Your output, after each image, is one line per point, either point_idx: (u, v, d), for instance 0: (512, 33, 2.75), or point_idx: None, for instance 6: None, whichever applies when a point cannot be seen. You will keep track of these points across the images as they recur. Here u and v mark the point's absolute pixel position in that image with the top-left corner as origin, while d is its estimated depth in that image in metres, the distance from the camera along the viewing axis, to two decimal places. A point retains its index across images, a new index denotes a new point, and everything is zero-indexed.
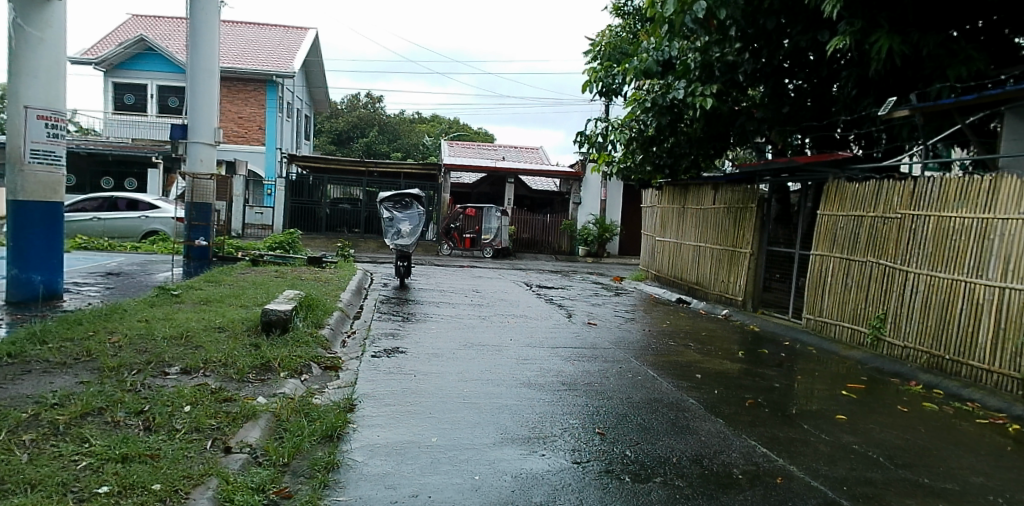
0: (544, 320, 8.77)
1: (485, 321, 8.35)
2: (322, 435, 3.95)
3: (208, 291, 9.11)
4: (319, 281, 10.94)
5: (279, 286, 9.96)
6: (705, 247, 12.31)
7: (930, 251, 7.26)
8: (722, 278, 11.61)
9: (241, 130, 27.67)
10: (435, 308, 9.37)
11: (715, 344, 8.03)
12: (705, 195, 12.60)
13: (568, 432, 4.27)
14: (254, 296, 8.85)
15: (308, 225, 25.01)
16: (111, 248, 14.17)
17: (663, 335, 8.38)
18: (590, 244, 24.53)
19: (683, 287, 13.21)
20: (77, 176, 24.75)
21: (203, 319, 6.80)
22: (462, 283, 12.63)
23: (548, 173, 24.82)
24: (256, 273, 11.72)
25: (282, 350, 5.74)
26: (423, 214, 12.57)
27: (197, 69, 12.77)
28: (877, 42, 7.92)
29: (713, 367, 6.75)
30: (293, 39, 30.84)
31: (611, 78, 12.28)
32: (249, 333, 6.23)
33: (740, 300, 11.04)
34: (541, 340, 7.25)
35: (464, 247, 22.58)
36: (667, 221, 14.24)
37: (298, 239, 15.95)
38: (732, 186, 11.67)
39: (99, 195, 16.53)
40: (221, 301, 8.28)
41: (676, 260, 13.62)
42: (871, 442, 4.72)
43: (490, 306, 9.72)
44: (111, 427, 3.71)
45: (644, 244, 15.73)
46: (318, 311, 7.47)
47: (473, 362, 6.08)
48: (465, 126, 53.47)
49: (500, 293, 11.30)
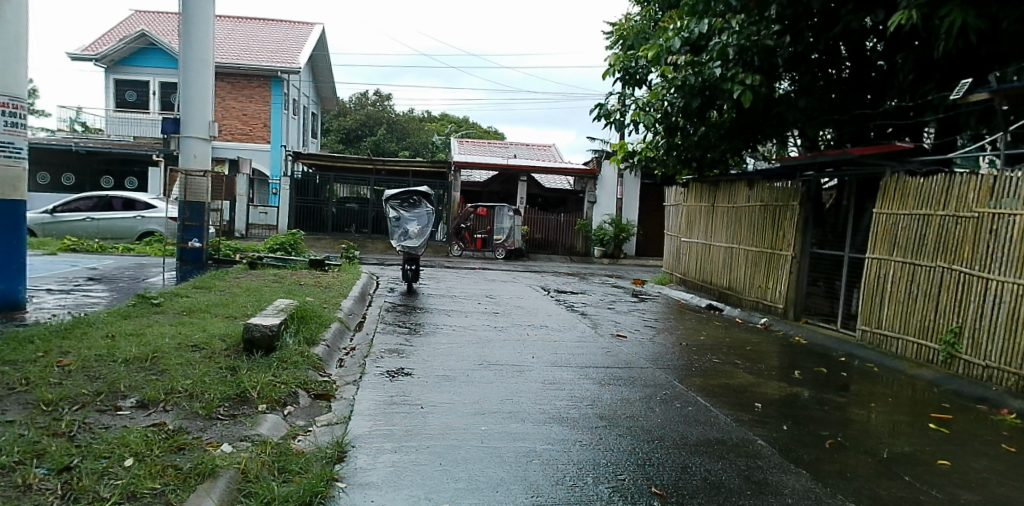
0: (569, 332, 7.82)
1: (502, 333, 7.42)
2: (297, 502, 3.02)
3: (195, 299, 8.22)
4: (319, 287, 10.03)
5: (275, 293, 9.05)
6: (739, 249, 11.30)
7: (1017, 256, 6.23)
8: (759, 283, 10.62)
9: (245, 128, 26.88)
10: (445, 318, 8.43)
11: (762, 362, 7.05)
12: (737, 192, 11.58)
13: (619, 494, 3.32)
14: (244, 305, 7.93)
15: (314, 225, 24.17)
16: (101, 249, 13.33)
17: (702, 350, 7.42)
18: (606, 245, 23.51)
19: (713, 292, 12.19)
20: (76, 175, 24.09)
21: (178, 334, 5.90)
22: (474, 288, 11.70)
23: (562, 171, 23.88)
24: (252, 277, 10.84)
25: (264, 374, 4.81)
26: (432, 214, 11.64)
27: (189, 59, 11.89)
28: (951, 16, 6.86)
29: (769, 391, 5.77)
30: (299, 34, 30.04)
31: (635, 64, 11.26)
32: (228, 353, 5.32)
33: (781, 308, 10.01)
34: (567, 359, 6.30)
35: (475, 248, 21.62)
36: (695, 220, 13.22)
37: (300, 239, 15.07)
38: (770, 182, 10.66)
39: (93, 194, 15.71)
40: (206, 311, 7.37)
41: (705, 263, 12.61)
42: (995, 501, 3.74)
43: (506, 314, 8.79)
44: (16, 496, 2.80)
45: (668, 246, 14.75)
46: (314, 324, 6.56)
47: (490, 389, 5.13)
48: (474, 126, 52.63)
49: (516, 300, 10.35)
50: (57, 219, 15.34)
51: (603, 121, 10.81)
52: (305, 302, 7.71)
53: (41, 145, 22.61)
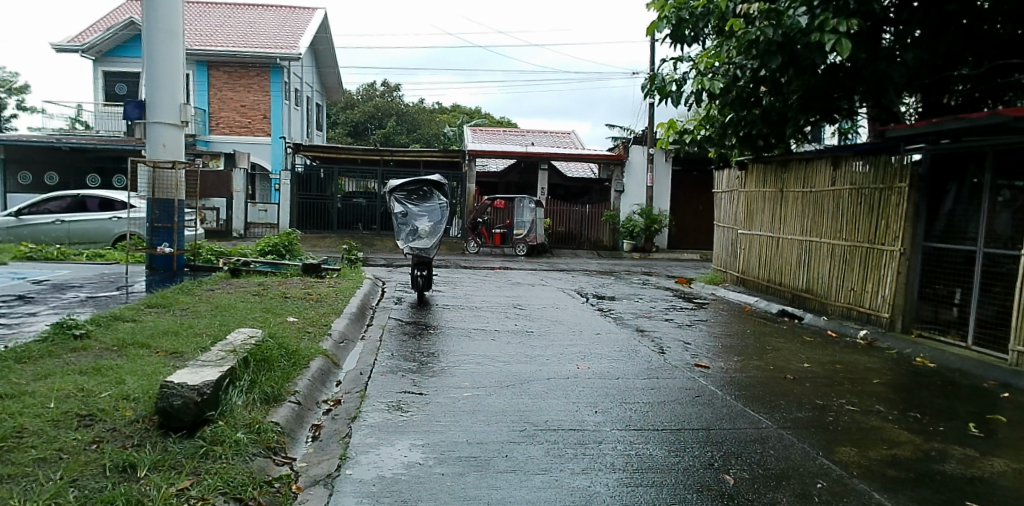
0: (632, 362, 5.85)
1: (544, 368, 5.46)
2: None
3: (140, 325, 6.34)
4: (307, 302, 8.13)
5: (251, 312, 7.15)
6: (822, 242, 9.27)
7: None
8: (853, 285, 8.60)
9: (244, 120, 25.07)
10: (466, 342, 6.47)
11: (911, 406, 5.03)
12: (817, 174, 9.54)
13: None
14: (201, 333, 6.04)
15: (318, 223, 22.30)
16: (65, 257, 11.51)
17: (820, 386, 5.42)
18: (637, 238, 21.47)
19: (786, 295, 10.15)
20: (59, 174, 22.36)
21: (75, 394, 3.98)
22: (498, 296, 9.75)
23: (586, 157, 21.83)
24: (229, 289, 8.98)
25: (169, 484, 2.85)
26: (446, 207, 9.75)
27: (152, 30, 10.01)
28: None
29: (968, 472, 3.75)
30: (299, 19, 28.16)
31: (688, 18, 9.08)
32: (130, 433, 3.37)
33: (886, 317, 7.98)
34: (646, 415, 4.32)
35: (494, 245, 19.62)
36: (756, 209, 11.18)
37: (296, 240, 13.21)
38: (863, 160, 8.61)
39: (65, 194, 13.88)
40: (145, 345, 5.46)
41: (773, 260, 10.58)
42: None
43: (545, 334, 6.84)
44: None
45: (722, 240, 12.70)
46: (283, 368, 4.57)
47: (543, 489, 3.15)
48: (488, 116, 50.60)
49: (550, 311, 8.38)
50: (23, 222, 13.53)
51: (656, 94, 8.75)
52: (276, 329, 5.75)
53: (21, 143, 20.93)
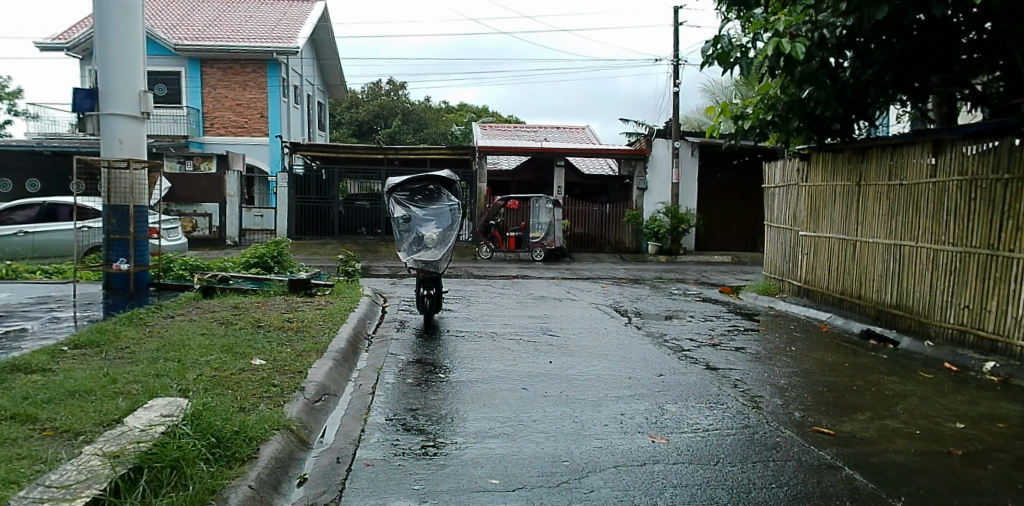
0: (728, 432, 4.11)
1: (606, 447, 3.76)
2: None
3: (45, 377, 4.67)
4: (286, 333, 6.44)
5: (205, 354, 5.45)
6: (920, 247, 7.53)
7: None
8: (969, 303, 6.81)
9: (240, 119, 23.55)
10: (486, 395, 4.76)
11: None
12: (909, 162, 7.78)
13: None
14: (124, 392, 4.35)
15: (318, 228, 20.76)
16: (15, 276, 9.90)
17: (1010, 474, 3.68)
18: (663, 239, 19.72)
19: (871, 311, 8.37)
20: (43, 181, 20.64)
21: None
22: (521, 318, 8.04)
23: (606, 152, 20.09)
24: (193, 315, 7.32)
25: None
26: (457, 208, 8.07)
27: (106, 3, 8.40)
28: None
29: None
30: (297, 11, 26.53)
31: None
32: None
33: (1021, 347, 6.16)
34: None
35: (508, 249, 17.87)
36: (825, 206, 9.42)
37: (287, 249, 11.54)
38: (978, 143, 6.82)
39: (30, 201, 12.30)
40: (28, 419, 3.77)
41: (851, 268, 8.80)
42: None
43: (592, 381, 5.12)
44: None
45: (776, 243, 10.94)
46: (205, 475, 2.83)
47: None
48: (496, 114, 48.96)
49: (590, 341, 6.67)
50: None
51: (716, 62, 7.06)
52: (222, 396, 4.07)
53: None
